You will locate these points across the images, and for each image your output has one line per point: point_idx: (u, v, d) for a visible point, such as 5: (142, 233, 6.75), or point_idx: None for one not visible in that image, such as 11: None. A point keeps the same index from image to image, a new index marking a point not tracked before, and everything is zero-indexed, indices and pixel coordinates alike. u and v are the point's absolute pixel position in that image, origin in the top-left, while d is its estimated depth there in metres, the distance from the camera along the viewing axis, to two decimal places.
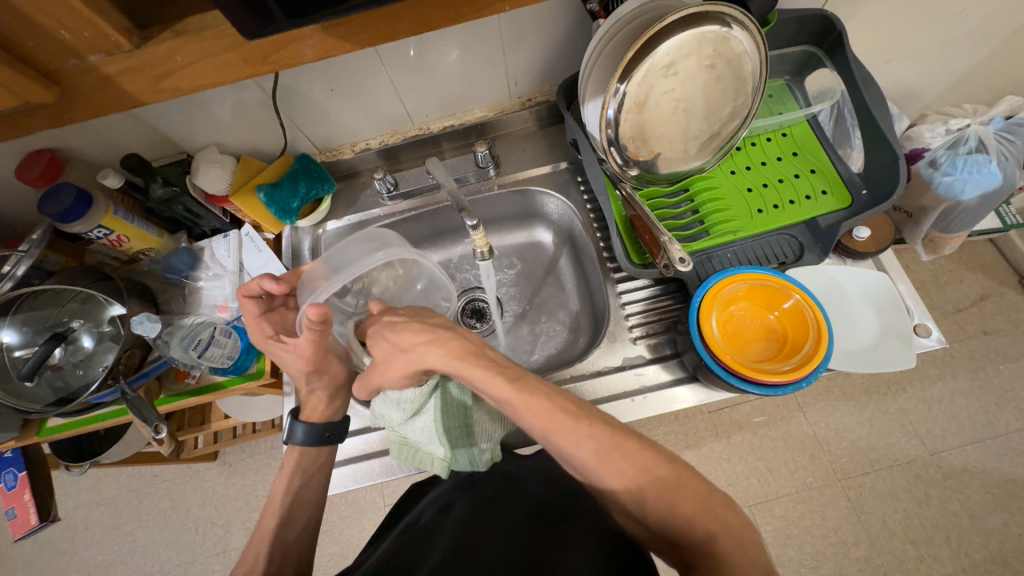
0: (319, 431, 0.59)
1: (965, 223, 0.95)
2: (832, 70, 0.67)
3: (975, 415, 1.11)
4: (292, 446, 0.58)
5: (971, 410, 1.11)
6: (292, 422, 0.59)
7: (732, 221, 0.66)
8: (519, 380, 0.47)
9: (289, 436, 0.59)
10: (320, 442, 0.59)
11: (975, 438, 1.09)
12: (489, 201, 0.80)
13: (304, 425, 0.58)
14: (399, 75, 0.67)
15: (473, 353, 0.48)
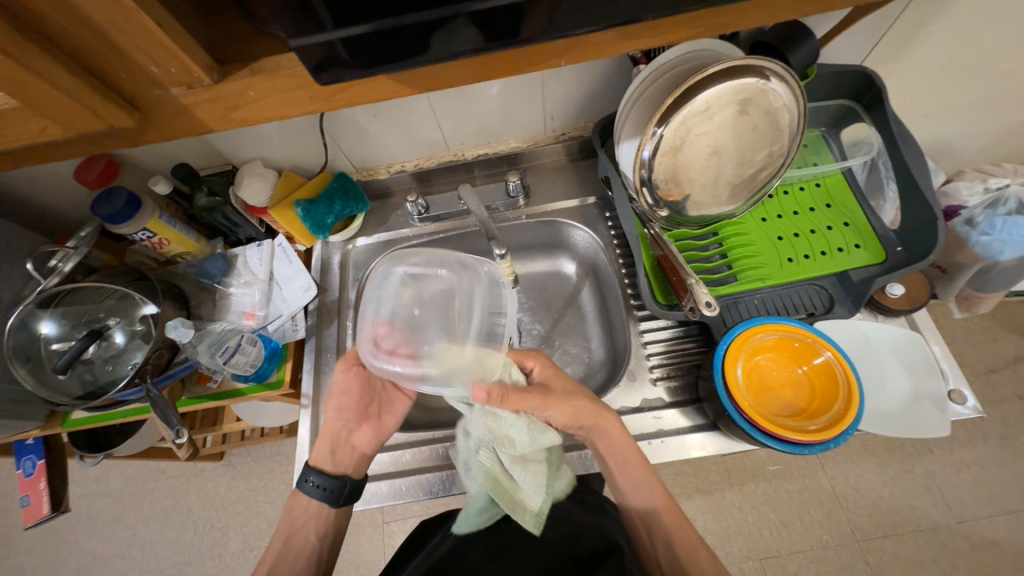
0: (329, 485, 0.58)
1: (1001, 283, 0.93)
2: (870, 125, 0.67)
3: (1008, 485, 1.05)
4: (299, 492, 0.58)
5: (1003, 479, 1.05)
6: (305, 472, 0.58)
7: (762, 268, 0.66)
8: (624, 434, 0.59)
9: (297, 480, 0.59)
10: (319, 497, 0.57)
11: (1007, 509, 1.03)
12: (517, 229, 0.81)
13: (309, 473, 0.58)
14: (441, 104, 0.69)
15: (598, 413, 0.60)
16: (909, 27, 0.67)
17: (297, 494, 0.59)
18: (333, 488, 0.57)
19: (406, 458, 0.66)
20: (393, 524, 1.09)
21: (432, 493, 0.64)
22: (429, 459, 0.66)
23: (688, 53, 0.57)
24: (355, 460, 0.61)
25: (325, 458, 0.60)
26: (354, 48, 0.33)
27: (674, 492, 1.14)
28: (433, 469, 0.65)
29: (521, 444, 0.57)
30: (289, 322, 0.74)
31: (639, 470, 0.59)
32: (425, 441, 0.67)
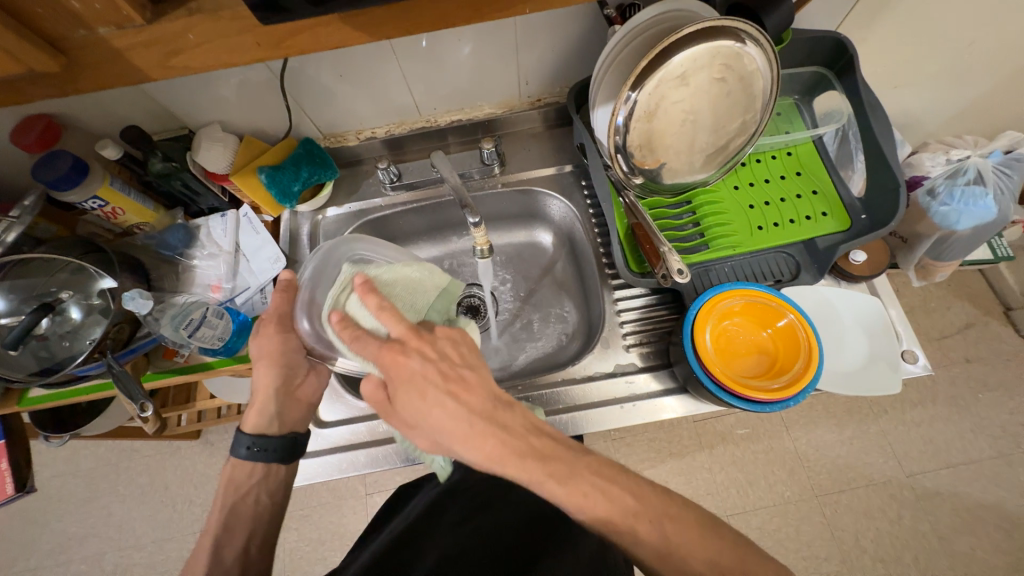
0: (266, 447, 0.57)
1: (957, 252, 0.97)
2: (840, 93, 0.67)
3: (952, 441, 1.13)
4: (236, 460, 0.56)
5: (948, 435, 1.14)
6: (238, 435, 0.56)
7: (732, 236, 0.67)
8: (574, 483, 0.41)
9: (232, 449, 0.57)
10: (260, 458, 0.56)
11: (949, 463, 1.12)
12: (493, 199, 0.80)
13: (250, 441, 0.56)
14: (410, 65, 0.66)
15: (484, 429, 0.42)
16: None
17: (234, 463, 0.56)
18: (281, 447, 0.57)
19: (382, 428, 0.67)
20: (376, 495, 1.10)
21: (409, 460, 0.64)
22: None
23: (663, 13, 0.56)
24: (295, 419, 0.60)
25: (264, 421, 0.57)
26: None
27: (647, 456, 1.19)
28: None
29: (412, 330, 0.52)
30: (258, 294, 0.72)
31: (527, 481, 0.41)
32: None
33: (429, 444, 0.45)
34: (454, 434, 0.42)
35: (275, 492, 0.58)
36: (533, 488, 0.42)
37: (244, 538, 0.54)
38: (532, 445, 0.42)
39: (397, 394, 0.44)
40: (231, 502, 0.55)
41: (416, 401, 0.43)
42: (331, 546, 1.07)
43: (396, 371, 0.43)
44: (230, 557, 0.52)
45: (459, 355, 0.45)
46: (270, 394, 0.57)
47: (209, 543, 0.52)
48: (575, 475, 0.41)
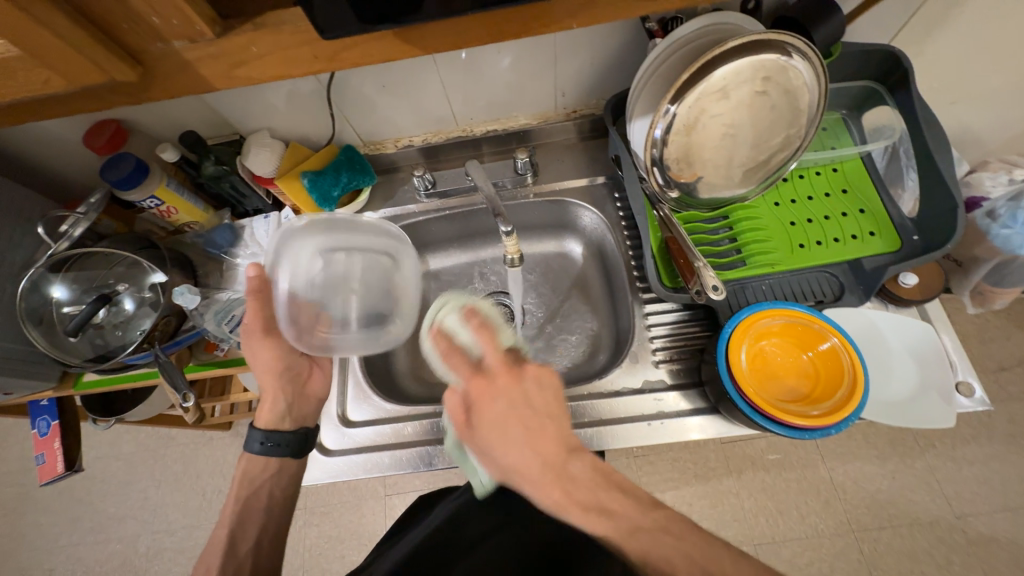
0: (279, 441, 0.58)
1: (1019, 279, 0.90)
2: (893, 108, 0.64)
3: (1010, 483, 1.07)
4: (250, 454, 0.58)
5: (1005, 477, 1.08)
6: (251, 430, 0.58)
7: (771, 253, 0.65)
8: (634, 536, 0.38)
9: (246, 443, 0.58)
10: (270, 453, 0.58)
11: (1005, 506, 1.05)
12: (525, 208, 0.80)
13: (262, 433, 0.58)
14: (450, 77, 0.68)
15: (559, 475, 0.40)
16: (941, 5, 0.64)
17: (249, 457, 0.58)
18: (291, 441, 0.59)
19: (407, 431, 0.67)
20: (394, 498, 1.11)
21: (432, 465, 0.65)
22: (429, 432, 0.67)
23: (706, 26, 0.55)
24: (306, 415, 0.62)
25: (276, 416, 0.60)
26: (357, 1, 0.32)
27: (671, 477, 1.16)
28: (432, 442, 0.66)
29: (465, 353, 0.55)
30: None
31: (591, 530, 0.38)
32: (424, 415, 0.68)
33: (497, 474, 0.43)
34: (529, 470, 0.40)
35: (287, 486, 0.59)
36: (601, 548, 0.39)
37: (257, 530, 0.55)
38: (603, 501, 0.40)
39: (479, 423, 0.43)
40: (245, 496, 0.56)
41: (495, 437, 0.42)
42: (349, 545, 1.09)
43: (484, 401, 0.43)
44: (244, 548, 0.54)
45: (545, 401, 0.43)
46: (276, 395, 0.60)
47: (224, 534, 0.54)
48: (636, 529, 0.38)
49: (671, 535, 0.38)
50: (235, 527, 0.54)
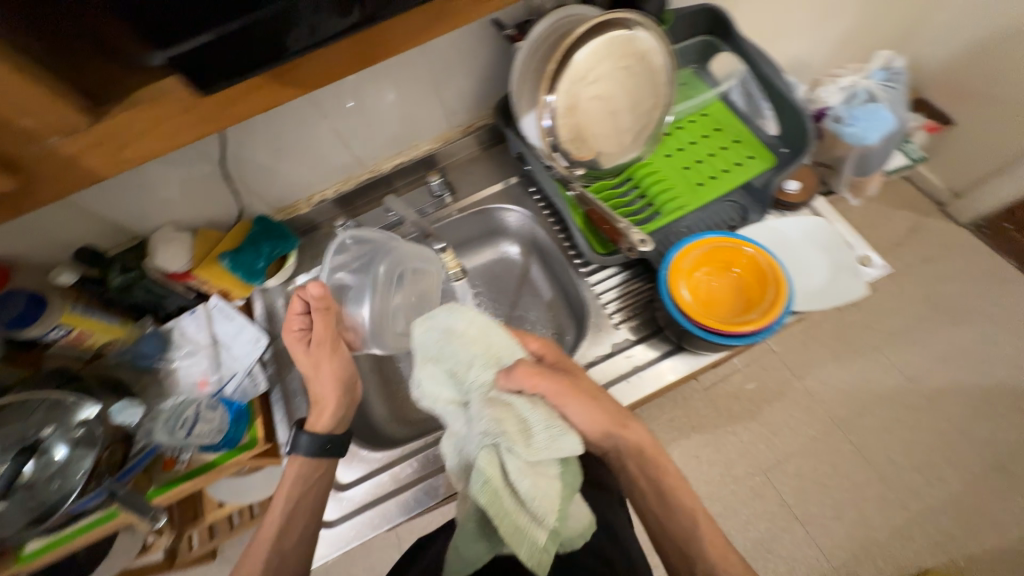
0: (322, 442, 0.62)
1: (878, 163, 1.06)
2: (729, 52, 0.75)
3: (937, 336, 1.39)
4: (295, 457, 0.61)
5: (930, 332, 1.40)
6: (299, 434, 0.61)
7: (677, 198, 0.72)
8: (661, 459, 0.58)
9: (294, 446, 0.61)
10: (324, 454, 0.62)
11: (942, 357, 1.36)
12: (453, 226, 0.83)
13: (311, 436, 0.61)
14: (342, 123, 0.70)
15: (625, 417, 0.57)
16: None
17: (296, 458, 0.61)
18: (338, 442, 0.63)
19: (405, 472, 0.66)
20: None
21: (438, 497, 0.64)
22: (427, 465, 0.66)
23: (554, 22, 0.62)
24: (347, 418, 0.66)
25: (332, 422, 0.64)
26: (204, 62, 0.33)
27: (672, 435, 1.30)
28: (432, 474, 0.66)
29: (536, 441, 0.47)
30: (246, 378, 0.70)
31: (646, 448, 0.57)
32: (417, 450, 0.68)
33: (592, 424, 0.53)
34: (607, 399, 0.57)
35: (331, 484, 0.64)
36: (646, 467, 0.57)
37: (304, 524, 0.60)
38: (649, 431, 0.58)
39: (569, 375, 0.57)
40: (298, 493, 0.60)
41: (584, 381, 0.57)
42: None
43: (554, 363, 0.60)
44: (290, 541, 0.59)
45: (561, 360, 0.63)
46: (321, 399, 0.64)
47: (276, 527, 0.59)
48: (661, 453, 0.58)
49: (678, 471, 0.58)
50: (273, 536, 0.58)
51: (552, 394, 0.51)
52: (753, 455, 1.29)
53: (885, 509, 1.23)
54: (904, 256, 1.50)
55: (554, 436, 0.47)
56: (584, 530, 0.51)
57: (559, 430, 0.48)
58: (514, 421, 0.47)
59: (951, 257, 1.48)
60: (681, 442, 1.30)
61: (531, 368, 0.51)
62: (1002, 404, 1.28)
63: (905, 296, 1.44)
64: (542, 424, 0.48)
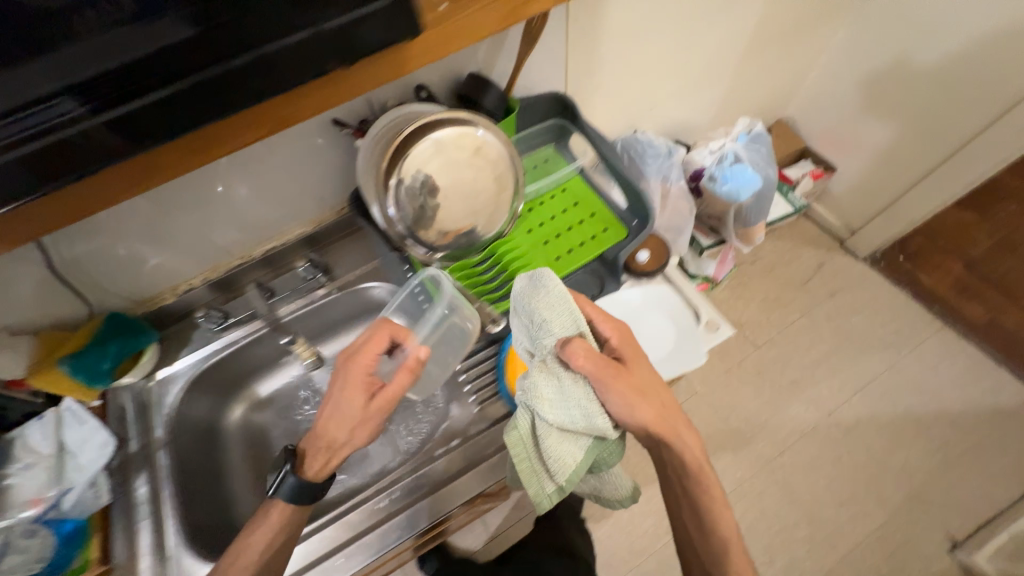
0: (301, 491, 0.59)
1: (756, 215, 1.14)
2: (580, 133, 0.80)
3: (850, 367, 1.42)
4: (276, 500, 0.59)
5: (844, 363, 1.42)
6: (285, 475, 0.59)
7: (536, 273, 0.74)
8: (686, 448, 0.63)
9: (274, 488, 0.59)
10: (301, 500, 0.59)
11: (857, 388, 1.38)
12: (328, 307, 0.83)
13: (296, 479, 0.58)
14: (196, 218, 0.70)
15: (659, 415, 0.60)
16: (580, 53, 0.83)
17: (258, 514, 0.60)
18: (319, 489, 0.60)
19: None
20: None
21: None
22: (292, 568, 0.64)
23: (389, 123, 0.65)
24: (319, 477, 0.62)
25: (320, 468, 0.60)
26: None
27: None
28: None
29: (559, 416, 0.58)
30: (89, 491, 0.64)
31: (676, 447, 0.62)
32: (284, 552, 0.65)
33: (647, 416, 0.59)
34: (648, 384, 0.62)
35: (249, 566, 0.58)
36: (665, 457, 0.64)
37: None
38: (682, 417, 0.64)
39: (633, 359, 0.63)
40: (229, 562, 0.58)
41: (648, 372, 0.63)
42: None
43: (632, 345, 0.64)
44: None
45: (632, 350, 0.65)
46: (338, 444, 0.59)
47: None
48: (696, 445, 0.65)
49: (706, 464, 0.65)
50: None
51: (595, 377, 0.58)
52: None
53: (814, 550, 1.22)
54: (814, 290, 1.55)
55: (590, 415, 0.58)
56: (628, 495, 0.69)
57: (591, 412, 0.58)
58: (552, 390, 0.59)
59: (857, 289, 1.53)
60: (614, 492, 1.31)
61: (581, 346, 0.58)
62: (915, 432, 1.31)
63: (819, 329, 1.48)
64: (576, 401, 0.58)
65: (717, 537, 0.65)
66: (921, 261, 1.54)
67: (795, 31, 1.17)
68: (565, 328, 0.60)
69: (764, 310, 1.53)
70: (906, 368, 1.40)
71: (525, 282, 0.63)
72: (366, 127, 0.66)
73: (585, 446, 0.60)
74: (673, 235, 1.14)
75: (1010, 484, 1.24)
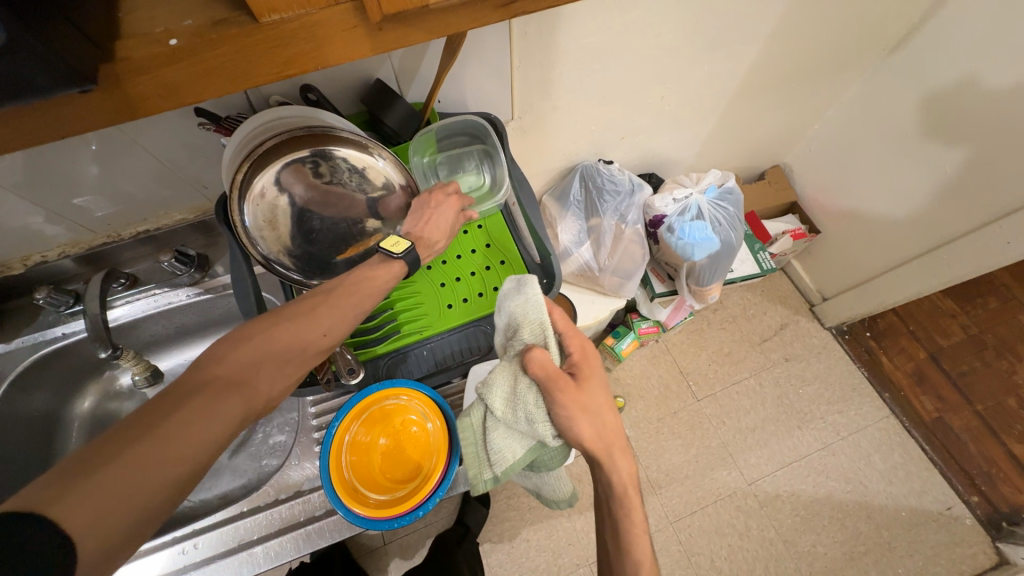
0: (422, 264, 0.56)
1: (711, 275, 1.06)
2: (505, 167, 0.68)
3: (783, 440, 1.37)
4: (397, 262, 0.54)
5: (778, 434, 1.37)
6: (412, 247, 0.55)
7: (421, 320, 0.65)
8: (622, 471, 0.53)
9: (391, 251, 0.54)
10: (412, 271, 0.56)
11: (784, 463, 1.34)
12: (199, 307, 0.76)
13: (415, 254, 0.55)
14: (37, 193, 0.60)
15: (598, 441, 0.52)
16: (527, 77, 0.73)
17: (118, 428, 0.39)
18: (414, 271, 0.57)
19: None
20: None
21: None
22: None
23: (262, 122, 0.55)
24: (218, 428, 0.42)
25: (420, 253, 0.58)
26: None
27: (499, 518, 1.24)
28: None
29: (505, 414, 0.52)
30: None
31: (611, 469, 0.53)
32: None
33: (588, 435, 0.51)
34: (599, 406, 0.52)
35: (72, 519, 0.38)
36: (600, 475, 0.54)
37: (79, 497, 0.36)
38: (625, 446, 0.54)
39: (588, 374, 0.53)
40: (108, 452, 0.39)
41: (601, 394, 0.53)
42: None
43: (594, 362, 0.54)
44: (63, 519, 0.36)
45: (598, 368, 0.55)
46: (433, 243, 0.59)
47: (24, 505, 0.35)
48: (627, 471, 0.54)
49: (630, 487, 0.54)
50: (230, 369, 0.44)
51: (548, 384, 0.50)
52: (582, 545, 1.24)
53: None
54: (769, 351, 1.47)
55: (535, 427, 0.51)
56: (567, 499, 0.66)
57: (536, 420, 0.51)
58: (506, 391, 0.52)
59: (812, 360, 1.46)
60: (513, 523, 1.26)
61: (544, 355, 0.50)
62: (828, 517, 1.29)
63: (763, 394, 1.42)
64: (524, 409, 0.51)
65: (631, 560, 0.52)
66: (885, 341, 1.47)
67: (800, 80, 1.04)
68: (533, 335, 0.53)
69: (714, 362, 1.46)
70: (839, 451, 1.35)
71: (510, 282, 0.54)
72: (233, 127, 0.56)
73: (529, 451, 0.54)
74: (619, 279, 1.05)
75: None
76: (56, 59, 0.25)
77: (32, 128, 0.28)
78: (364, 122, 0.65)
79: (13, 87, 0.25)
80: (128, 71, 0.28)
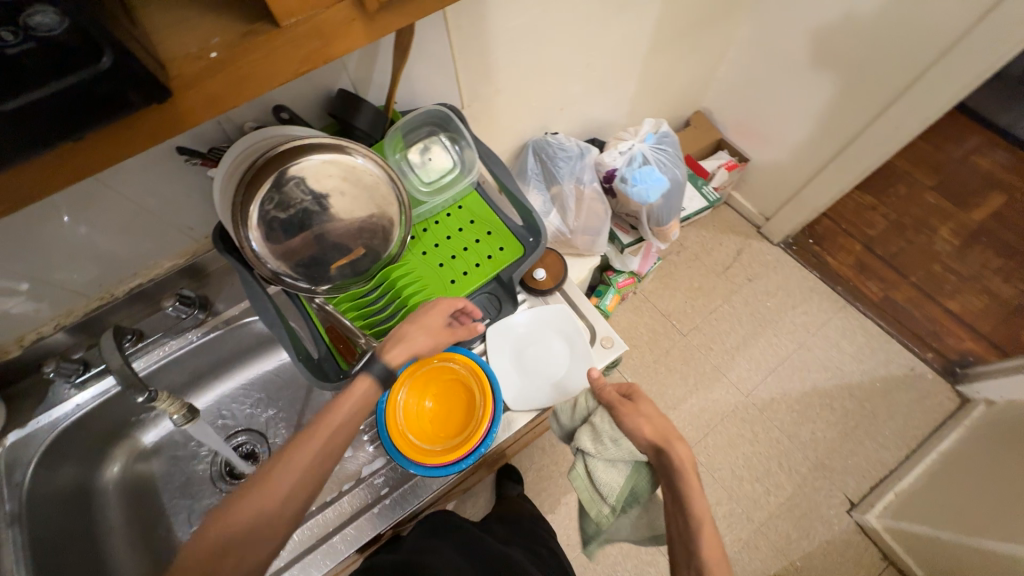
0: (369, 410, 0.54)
1: (668, 214, 1.17)
2: (470, 147, 0.74)
3: (764, 350, 1.51)
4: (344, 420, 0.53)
5: (759, 346, 1.51)
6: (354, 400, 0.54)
7: (429, 299, 0.70)
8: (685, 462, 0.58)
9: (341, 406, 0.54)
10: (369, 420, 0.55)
11: (771, 369, 1.48)
12: (211, 346, 0.79)
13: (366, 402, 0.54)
14: (25, 266, 0.61)
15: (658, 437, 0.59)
16: (468, 62, 0.79)
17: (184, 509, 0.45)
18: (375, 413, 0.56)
19: None
20: None
21: None
22: None
23: (245, 148, 0.59)
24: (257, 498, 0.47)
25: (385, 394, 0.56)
26: None
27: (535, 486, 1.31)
28: None
29: (596, 447, 0.62)
30: None
31: (665, 457, 0.57)
32: None
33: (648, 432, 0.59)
34: (650, 412, 0.61)
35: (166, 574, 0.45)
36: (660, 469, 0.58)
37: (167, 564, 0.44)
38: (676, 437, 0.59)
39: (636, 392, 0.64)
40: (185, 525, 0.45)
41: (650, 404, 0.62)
42: None
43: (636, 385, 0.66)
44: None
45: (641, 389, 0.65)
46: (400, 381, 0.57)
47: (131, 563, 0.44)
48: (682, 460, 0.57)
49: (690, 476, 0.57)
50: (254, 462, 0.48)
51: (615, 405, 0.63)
52: None
53: (733, 523, 1.31)
54: (733, 276, 1.61)
55: (623, 446, 0.61)
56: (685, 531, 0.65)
57: (621, 437, 0.62)
58: (591, 427, 0.64)
59: (771, 274, 1.61)
60: (550, 490, 1.32)
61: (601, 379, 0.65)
62: (819, 405, 1.43)
63: (737, 315, 1.56)
64: (607, 433, 0.62)
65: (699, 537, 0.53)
66: (827, 243, 1.65)
67: (699, 26, 1.16)
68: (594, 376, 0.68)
69: (689, 298, 1.59)
70: (813, 346, 1.51)
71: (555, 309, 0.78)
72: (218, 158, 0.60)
73: (631, 475, 0.62)
74: (590, 237, 1.13)
75: (898, 446, 1.38)
76: (143, 78, 0.29)
77: (108, 151, 0.32)
78: (335, 131, 0.69)
79: (103, 106, 0.29)
80: (185, 86, 0.33)
